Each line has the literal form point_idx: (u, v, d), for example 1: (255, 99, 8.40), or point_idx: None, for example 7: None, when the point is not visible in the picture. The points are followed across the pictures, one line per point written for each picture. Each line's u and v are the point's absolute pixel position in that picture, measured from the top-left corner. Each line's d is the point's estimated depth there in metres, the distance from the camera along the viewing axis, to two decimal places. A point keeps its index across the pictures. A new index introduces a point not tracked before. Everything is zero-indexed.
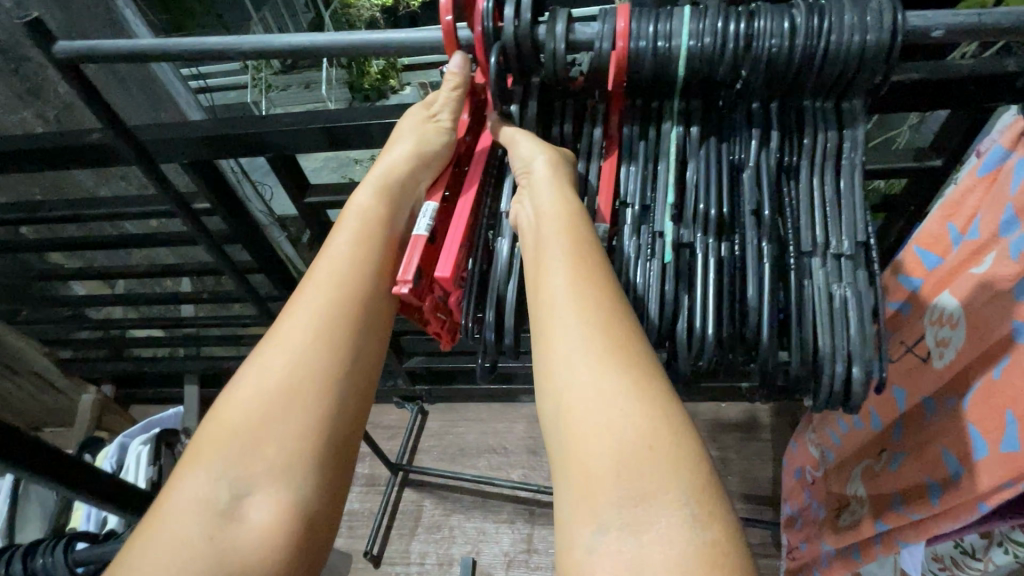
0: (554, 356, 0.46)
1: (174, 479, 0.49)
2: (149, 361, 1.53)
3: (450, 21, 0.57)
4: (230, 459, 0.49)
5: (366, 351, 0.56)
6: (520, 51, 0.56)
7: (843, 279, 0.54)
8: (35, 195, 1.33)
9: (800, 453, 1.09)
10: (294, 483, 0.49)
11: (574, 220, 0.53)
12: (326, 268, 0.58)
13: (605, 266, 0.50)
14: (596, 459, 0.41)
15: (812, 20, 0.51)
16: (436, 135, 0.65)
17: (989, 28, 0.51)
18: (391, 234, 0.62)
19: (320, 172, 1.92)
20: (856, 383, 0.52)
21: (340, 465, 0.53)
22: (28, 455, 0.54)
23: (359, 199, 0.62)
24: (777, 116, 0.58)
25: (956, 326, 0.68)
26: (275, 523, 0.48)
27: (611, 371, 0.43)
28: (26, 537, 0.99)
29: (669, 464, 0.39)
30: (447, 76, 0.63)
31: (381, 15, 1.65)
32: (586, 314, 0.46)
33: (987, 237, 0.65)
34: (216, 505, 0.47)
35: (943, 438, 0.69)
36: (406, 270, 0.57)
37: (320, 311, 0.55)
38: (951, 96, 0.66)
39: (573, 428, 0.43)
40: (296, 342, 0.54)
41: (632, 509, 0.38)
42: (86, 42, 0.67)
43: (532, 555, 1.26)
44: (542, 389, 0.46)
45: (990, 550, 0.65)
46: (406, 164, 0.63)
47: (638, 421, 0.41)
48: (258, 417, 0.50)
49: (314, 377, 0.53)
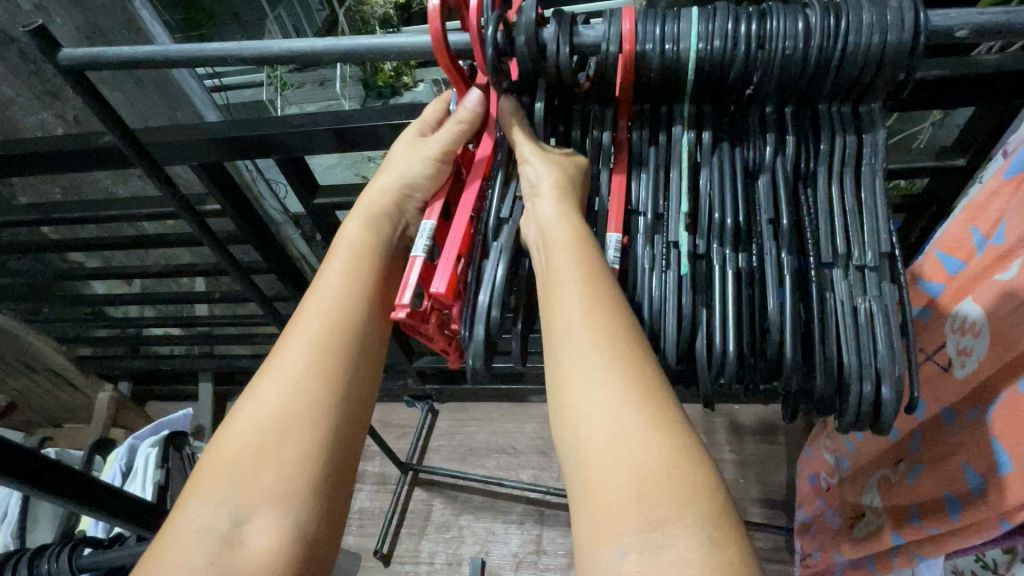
0: (564, 386, 0.45)
1: (177, 510, 0.49)
2: (163, 360, 1.55)
3: (437, 26, 0.54)
4: (229, 486, 0.49)
5: (361, 371, 0.56)
6: (526, 59, 0.55)
7: (867, 291, 0.52)
8: (55, 194, 1.35)
9: (813, 460, 1.07)
10: (294, 512, 0.49)
11: (581, 236, 0.53)
12: (320, 298, 0.58)
13: (618, 289, 0.49)
14: (613, 489, 0.39)
15: (828, 20, 0.49)
16: (420, 164, 0.64)
17: (1014, 27, 0.49)
18: (381, 259, 0.62)
19: (333, 170, 1.95)
20: (885, 402, 0.50)
21: (340, 481, 0.52)
22: (36, 475, 0.55)
23: (351, 227, 0.63)
24: (792, 120, 0.56)
25: (979, 335, 0.66)
26: (274, 547, 0.47)
27: (625, 401, 0.42)
28: (37, 539, 1.01)
29: (685, 489, 0.39)
30: (460, 110, 0.64)
31: (395, 13, 1.67)
32: (597, 342, 0.46)
33: (1013, 242, 0.62)
34: (216, 531, 0.47)
35: (963, 453, 0.67)
36: (402, 293, 0.56)
37: (314, 336, 0.55)
38: (978, 93, 0.64)
39: (589, 459, 0.41)
40: (290, 372, 0.53)
41: (651, 531, 0.37)
42: (89, 49, 0.67)
43: (541, 556, 1.25)
44: (556, 419, 0.46)
45: (1013, 566, 0.63)
46: (390, 198, 0.65)
47: (659, 451, 0.40)
48: (258, 444, 0.50)
49: (314, 399, 0.53)
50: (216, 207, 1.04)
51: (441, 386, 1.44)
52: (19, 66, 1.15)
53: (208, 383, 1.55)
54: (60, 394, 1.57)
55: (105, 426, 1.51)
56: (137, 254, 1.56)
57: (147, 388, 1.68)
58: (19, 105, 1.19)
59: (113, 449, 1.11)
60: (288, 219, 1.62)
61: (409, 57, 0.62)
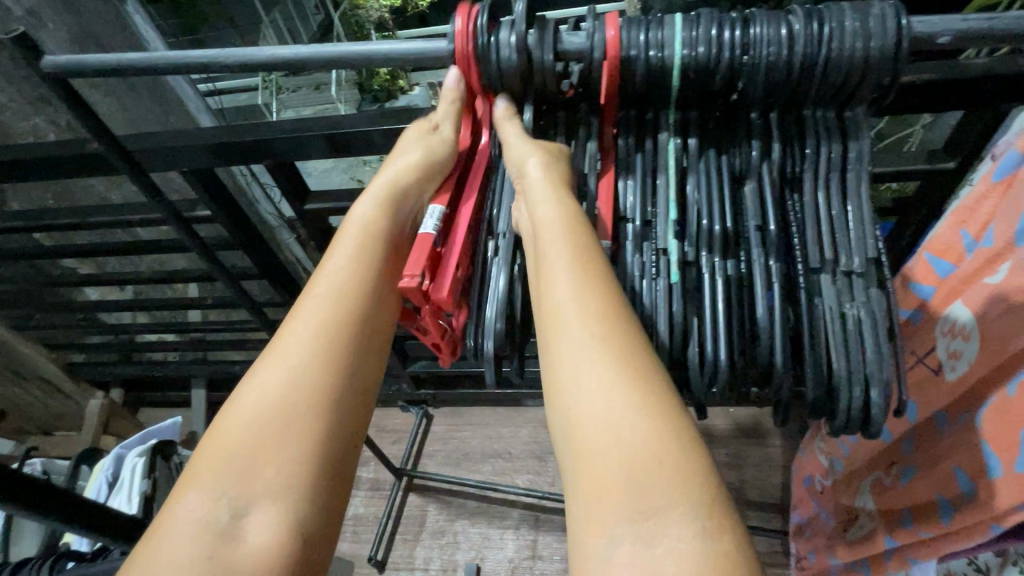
0: (557, 380, 0.45)
1: (173, 500, 0.48)
2: (156, 366, 1.54)
3: (463, 47, 0.57)
4: (231, 477, 0.48)
5: (364, 365, 0.56)
6: (512, 67, 0.56)
7: (855, 298, 0.52)
8: (47, 201, 1.35)
9: (808, 462, 1.06)
10: (294, 505, 0.48)
11: (575, 224, 0.52)
12: (327, 286, 0.57)
13: (614, 279, 0.49)
14: (608, 474, 0.39)
15: (811, 27, 0.50)
16: (441, 145, 0.67)
17: (998, 34, 0.49)
18: (390, 247, 0.62)
19: (329, 174, 1.95)
20: (874, 407, 0.50)
21: (339, 476, 0.52)
22: (24, 495, 0.55)
23: (361, 210, 0.62)
24: (777, 126, 0.56)
25: (969, 338, 0.66)
26: (275, 539, 0.47)
27: (620, 390, 0.42)
28: (20, 553, 1.00)
29: (677, 477, 0.38)
30: (443, 92, 0.67)
31: (389, 16, 1.68)
32: (594, 332, 0.45)
33: (1001, 246, 0.62)
34: (215, 524, 0.46)
35: (955, 455, 0.66)
36: (414, 265, 0.57)
37: (320, 325, 0.55)
38: (966, 97, 0.63)
39: (583, 451, 0.41)
40: (294, 362, 0.53)
41: (644, 523, 0.37)
42: (70, 56, 0.67)
43: (537, 561, 1.25)
44: (551, 413, 0.45)
45: (1006, 569, 0.63)
46: (410, 177, 0.64)
47: (650, 440, 0.40)
48: (261, 434, 0.50)
49: (317, 390, 0.52)
50: (208, 213, 1.04)
51: (436, 390, 1.45)
52: (10, 71, 1.14)
53: (201, 389, 1.54)
54: (51, 402, 1.56)
55: (96, 434, 1.50)
56: (131, 260, 1.55)
57: (140, 395, 1.67)
58: (11, 110, 1.18)
59: (100, 458, 1.10)
60: (282, 224, 1.61)
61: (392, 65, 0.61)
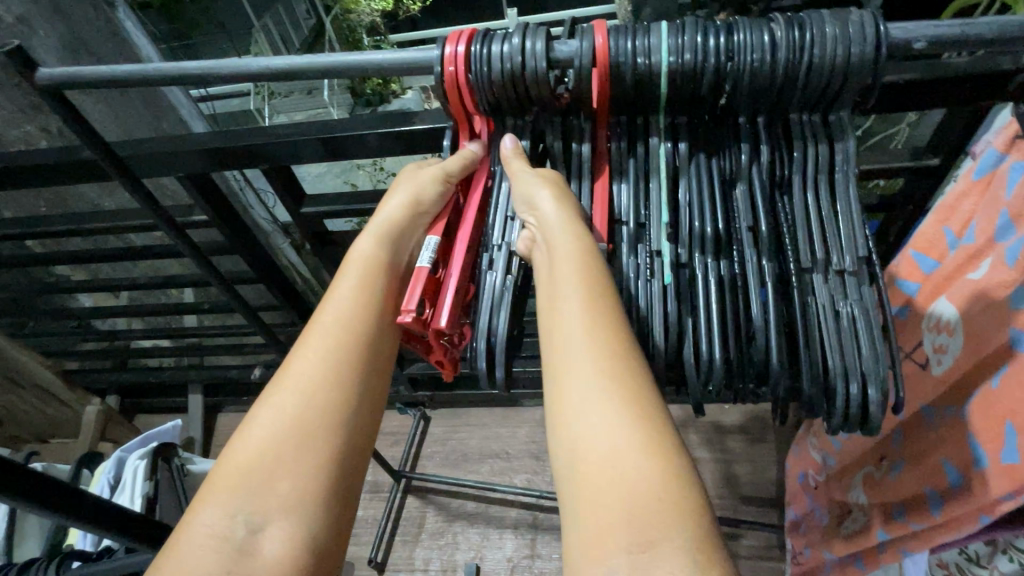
0: (562, 406, 0.46)
1: (188, 516, 0.49)
2: (151, 371, 1.54)
3: (452, 71, 0.58)
4: (243, 495, 0.49)
5: (371, 387, 0.57)
6: (502, 82, 0.57)
7: (848, 296, 0.53)
8: (40, 208, 1.35)
9: (801, 458, 1.08)
10: (305, 524, 0.49)
11: (578, 250, 0.54)
12: (334, 310, 0.58)
13: (616, 309, 0.50)
14: (613, 507, 0.40)
15: (792, 33, 0.51)
16: (433, 184, 0.64)
17: (971, 38, 0.50)
18: (392, 275, 0.63)
19: (323, 178, 1.97)
20: (873, 404, 0.50)
21: (346, 495, 0.53)
22: (30, 489, 0.55)
23: (361, 246, 0.63)
24: (765, 131, 0.58)
25: (953, 334, 0.67)
26: (286, 557, 0.48)
27: (625, 423, 0.43)
28: (25, 553, 1.00)
29: (673, 509, 0.39)
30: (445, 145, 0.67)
31: (380, 19, 1.72)
32: (596, 363, 0.47)
33: (983, 242, 0.64)
34: (231, 539, 0.47)
35: (942, 450, 0.68)
36: (409, 300, 0.58)
37: (329, 349, 0.56)
38: (947, 96, 0.64)
39: (586, 477, 0.42)
40: (304, 384, 0.54)
41: (641, 555, 0.37)
42: (66, 69, 0.68)
43: (535, 560, 1.26)
44: (553, 436, 0.47)
45: (995, 557, 0.65)
46: (402, 215, 0.64)
47: (652, 478, 0.40)
48: (274, 454, 0.51)
49: (328, 408, 0.53)
50: (203, 218, 1.04)
51: (433, 391, 1.45)
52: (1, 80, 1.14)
53: (198, 394, 1.54)
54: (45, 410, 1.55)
55: (93, 439, 1.50)
56: (124, 266, 1.55)
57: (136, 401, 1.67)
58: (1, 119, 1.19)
59: (101, 462, 1.10)
60: (277, 229, 1.63)
61: (388, 73, 0.62)
